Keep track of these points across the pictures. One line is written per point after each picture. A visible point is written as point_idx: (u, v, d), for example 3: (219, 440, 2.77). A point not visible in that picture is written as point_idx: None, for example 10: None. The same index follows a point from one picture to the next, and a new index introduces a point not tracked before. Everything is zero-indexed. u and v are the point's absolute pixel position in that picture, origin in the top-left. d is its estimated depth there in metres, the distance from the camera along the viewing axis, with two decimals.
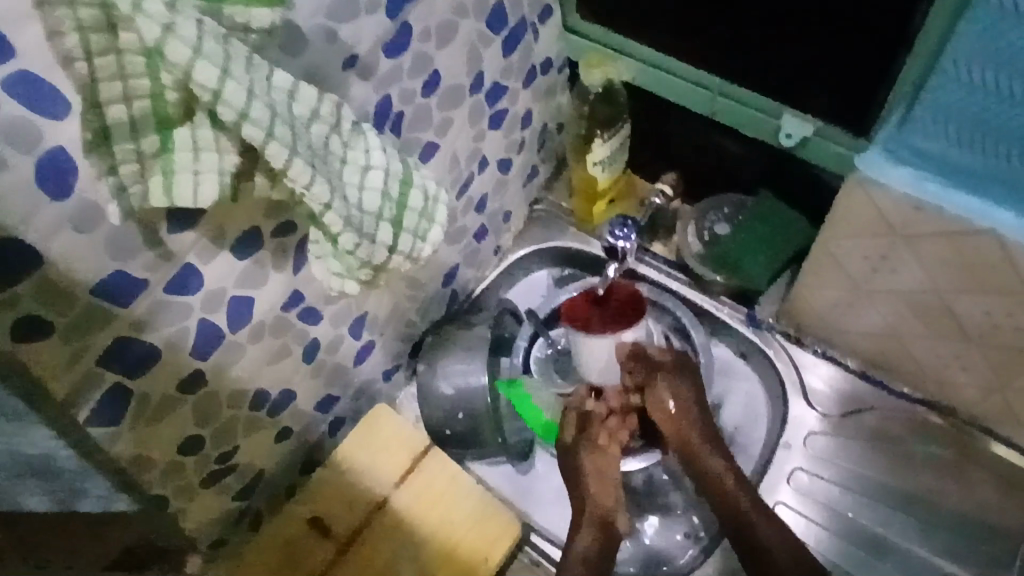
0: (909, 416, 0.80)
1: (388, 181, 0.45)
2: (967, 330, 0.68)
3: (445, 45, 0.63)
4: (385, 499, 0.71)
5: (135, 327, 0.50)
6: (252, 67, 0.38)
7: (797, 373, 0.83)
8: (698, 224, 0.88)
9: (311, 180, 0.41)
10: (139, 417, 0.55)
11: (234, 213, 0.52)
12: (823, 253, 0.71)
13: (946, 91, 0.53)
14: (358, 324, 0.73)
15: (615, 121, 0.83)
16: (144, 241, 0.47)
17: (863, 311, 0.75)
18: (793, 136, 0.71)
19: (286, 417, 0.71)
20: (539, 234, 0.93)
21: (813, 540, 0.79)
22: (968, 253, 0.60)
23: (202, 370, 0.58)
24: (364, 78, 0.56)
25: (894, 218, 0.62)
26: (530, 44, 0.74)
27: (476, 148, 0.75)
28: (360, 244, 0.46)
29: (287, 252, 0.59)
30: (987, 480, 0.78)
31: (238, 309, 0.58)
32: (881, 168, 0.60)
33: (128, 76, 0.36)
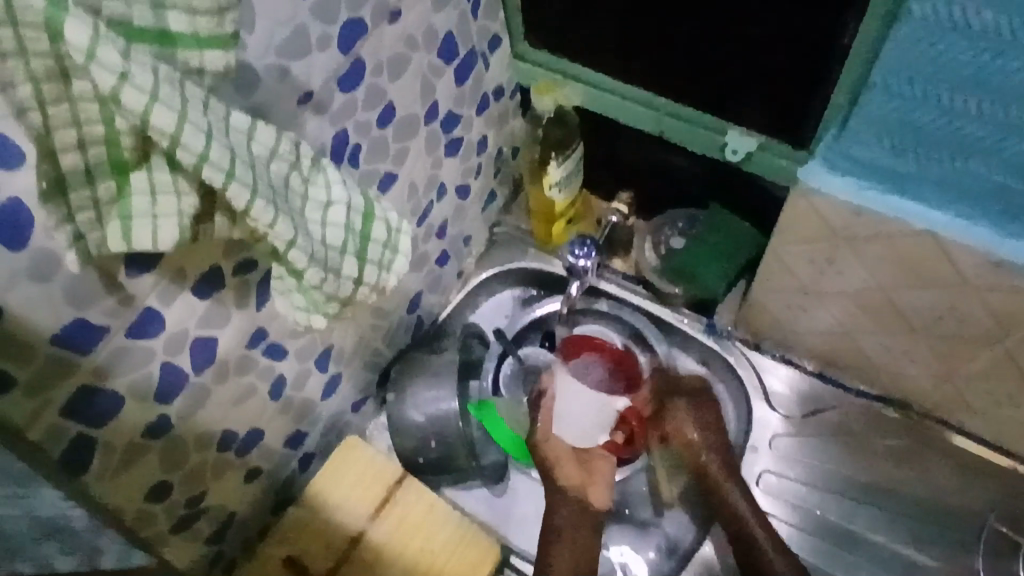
0: (866, 410, 0.84)
1: (350, 215, 0.46)
2: (914, 326, 0.71)
3: (397, 78, 0.64)
4: (362, 532, 0.70)
5: (98, 374, 0.50)
6: (209, 110, 0.39)
7: (757, 378, 0.86)
8: (654, 239, 0.91)
9: (274, 219, 0.42)
10: (104, 466, 0.53)
11: (194, 254, 0.51)
12: (773, 260, 0.74)
13: (879, 102, 0.56)
14: (324, 356, 0.72)
15: (568, 142, 0.84)
16: (103, 288, 0.46)
17: (816, 313, 0.78)
18: (738, 151, 0.75)
19: (256, 456, 0.70)
20: (500, 257, 0.94)
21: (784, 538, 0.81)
22: (908, 253, 0.64)
23: (167, 414, 0.57)
24: (319, 113, 0.57)
25: (836, 223, 0.65)
26: (480, 73, 0.75)
27: (433, 175, 0.76)
28: (326, 278, 0.47)
29: (250, 289, 0.58)
30: (943, 466, 0.81)
31: (202, 350, 0.57)
32: (822, 178, 0.63)
33: (82, 122, 0.37)
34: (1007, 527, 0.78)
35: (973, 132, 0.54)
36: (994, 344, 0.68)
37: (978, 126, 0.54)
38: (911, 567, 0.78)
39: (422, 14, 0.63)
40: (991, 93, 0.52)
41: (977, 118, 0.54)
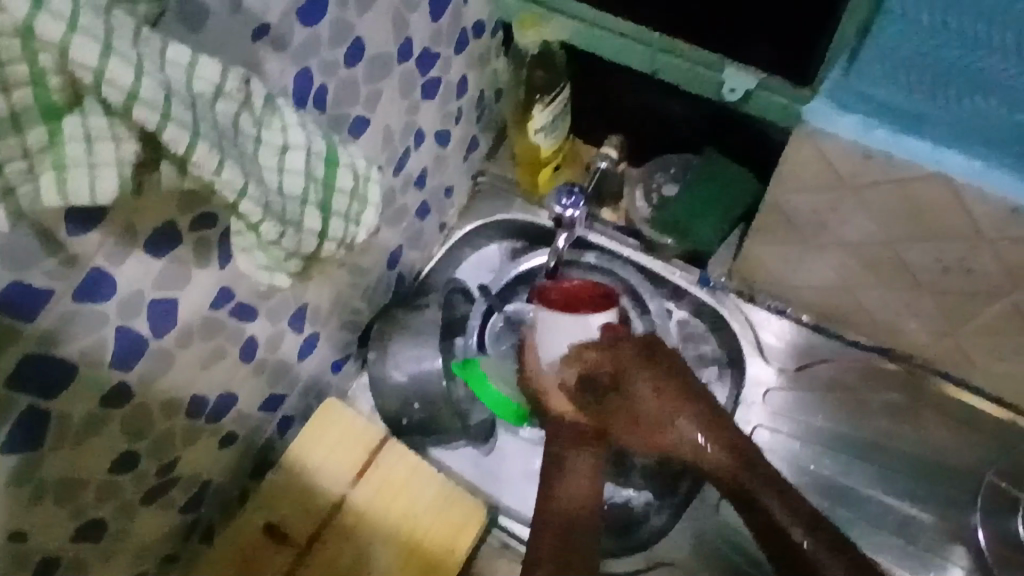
0: (863, 363, 0.81)
1: (310, 161, 0.41)
2: (918, 277, 0.68)
3: (366, 11, 0.58)
4: (344, 498, 0.67)
5: (45, 342, 0.45)
6: (142, 42, 0.34)
7: (751, 330, 0.82)
8: (646, 187, 0.87)
9: (220, 165, 0.37)
10: (61, 438, 0.50)
11: (145, 208, 0.47)
12: (772, 208, 0.70)
13: (895, 32, 0.51)
14: (299, 316, 0.68)
15: (555, 84, 0.80)
16: (43, 247, 0.42)
17: (814, 264, 0.74)
18: (736, 91, 0.70)
19: (229, 422, 0.67)
20: (485, 208, 0.89)
21: None
22: (915, 200, 0.60)
23: (128, 381, 0.53)
24: (279, 50, 0.51)
25: (842, 167, 0.61)
26: (458, 7, 0.69)
27: (410, 121, 0.71)
28: (285, 233, 0.43)
29: (211, 246, 0.54)
30: (941, 420, 0.79)
31: (162, 313, 0.53)
32: (828, 119, 0.58)
33: (4, 63, 0.32)
34: (1002, 482, 0.77)
35: (996, 66, 0.50)
36: (1001, 295, 0.65)
37: (1002, 59, 0.50)
38: (904, 521, 0.77)
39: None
40: (1019, 22, 0.47)
41: (1001, 50, 0.49)
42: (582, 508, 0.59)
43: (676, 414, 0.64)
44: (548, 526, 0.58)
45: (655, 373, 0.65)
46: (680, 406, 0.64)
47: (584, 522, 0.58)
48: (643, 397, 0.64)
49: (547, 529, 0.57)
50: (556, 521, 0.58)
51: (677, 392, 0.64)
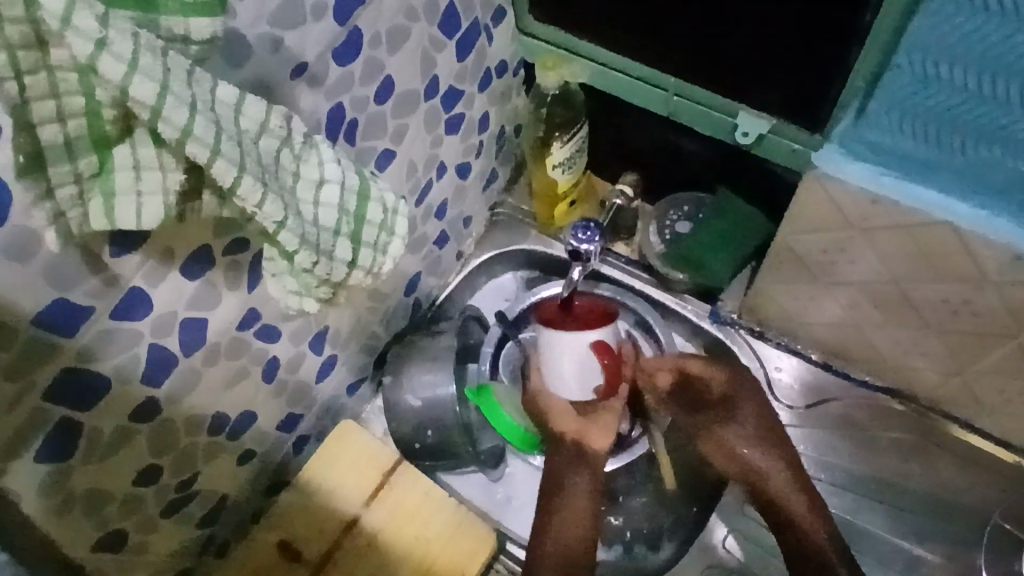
0: (871, 403, 0.82)
1: (344, 194, 0.44)
2: (926, 318, 0.69)
3: (397, 51, 0.61)
4: (357, 518, 0.68)
5: (82, 357, 0.48)
6: (194, 81, 0.37)
7: (761, 366, 0.84)
8: (659, 224, 0.88)
9: (262, 199, 0.39)
10: (90, 451, 0.52)
11: (182, 233, 0.49)
12: (782, 247, 0.72)
13: (902, 86, 0.54)
14: (320, 339, 0.70)
15: (573, 123, 0.82)
16: (87, 268, 0.44)
17: (823, 302, 0.76)
18: (749, 134, 0.73)
19: (248, 440, 0.68)
20: (501, 238, 0.91)
21: None
22: (923, 245, 0.61)
23: (156, 398, 0.55)
24: (314, 87, 0.54)
25: (852, 213, 0.63)
26: (483, 48, 0.73)
27: (433, 154, 0.74)
28: (318, 262, 0.45)
29: (241, 269, 0.56)
30: (945, 459, 0.80)
31: (192, 332, 0.55)
32: (839, 164, 0.60)
33: (61, 94, 0.34)
34: (1009, 524, 0.77)
35: (1000, 120, 0.52)
36: (1008, 339, 0.66)
37: (1006, 114, 0.52)
38: (910, 561, 0.77)
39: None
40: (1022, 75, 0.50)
41: (1005, 103, 0.51)
42: (586, 508, 0.72)
43: (750, 444, 0.77)
44: (565, 538, 0.70)
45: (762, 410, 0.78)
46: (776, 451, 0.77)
47: (588, 510, 0.73)
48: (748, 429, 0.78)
49: (564, 544, 0.70)
50: (557, 536, 0.70)
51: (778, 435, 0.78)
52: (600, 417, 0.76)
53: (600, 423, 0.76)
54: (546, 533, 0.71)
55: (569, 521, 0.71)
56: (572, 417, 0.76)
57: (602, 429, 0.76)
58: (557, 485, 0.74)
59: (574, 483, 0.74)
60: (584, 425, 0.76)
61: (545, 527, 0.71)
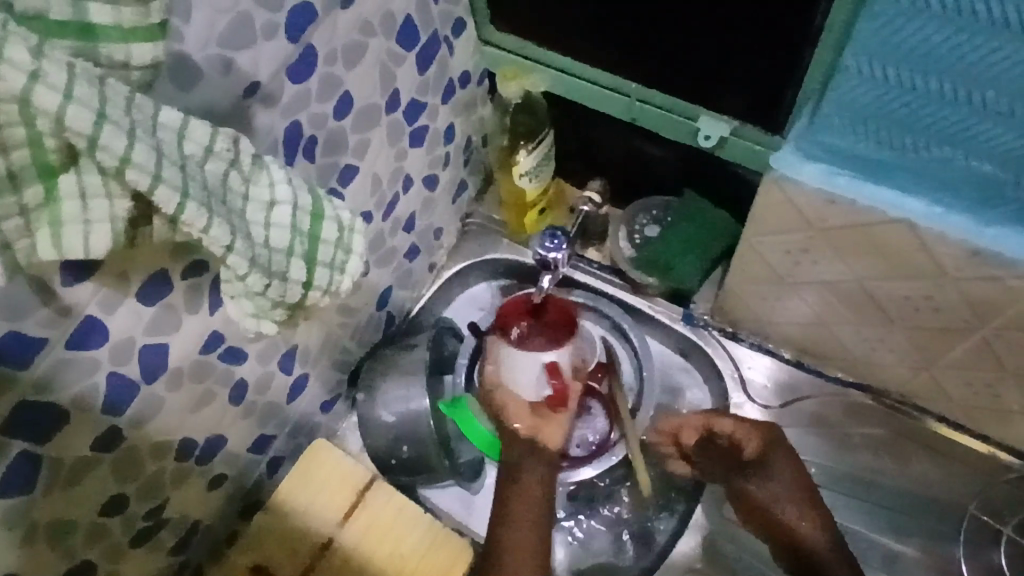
0: (845, 399, 0.82)
1: (296, 215, 0.43)
2: (892, 315, 0.70)
3: (354, 66, 0.61)
4: (331, 538, 0.68)
5: (38, 388, 0.47)
6: (134, 107, 0.36)
7: (733, 367, 0.84)
8: (629, 228, 0.88)
9: (208, 223, 0.39)
10: (52, 483, 0.51)
11: (137, 258, 0.48)
12: (748, 249, 0.72)
13: (851, 87, 0.55)
14: (289, 357, 0.70)
15: (537, 131, 0.82)
16: (38, 298, 0.44)
17: (792, 302, 0.76)
18: (711, 138, 0.73)
19: (218, 463, 0.67)
20: (472, 248, 0.91)
21: None
22: (883, 243, 0.62)
23: (119, 425, 0.54)
24: (268, 105, 0.54)
25: (811, 213, 0.63)
26: (444, 59, 0.73)
27: (398, 167, 0.73)
28: (270, 284, 0.45)
29: (201, 292, 0.55)
30: (918, 453, 0.81)
31: (153, 357, 0.55)
32: (796, 167, 0.61)
33: (2, 126, 0.34)
34: (984, 515, 0.78)
35: (948, 117, 0.53)
36: (973, 332, 0.66)
37: (952, 110, 0.52)
38: (888, 556, 0.78)
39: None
40: (966, 74, 0.50)
41: (952, 101, 0.52)
42: (540, 499, 0.74)
43: (760, 488, 0.76)
44: (519, 535, 0.71)
45: (789, 462, 0.76)
46: (802, 503, 0.75)
47: (540, 496, 0.74)
48: (778, 480, 0.76)
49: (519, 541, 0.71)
50: (513, 535, 0.71)
51: (805, 488, 0.75)
52: (547, 417, 0.78)
53: (546, 421, 0.78)
54: (502, 535, 0.71)
55: (521, 519, 0.72)
56: (526, 413, 0.78)
57: (549, 427, 0.78)
58: (514, 478, 0.75)
59: (529, 480, 0.75)
60: (537, 421, 0.78)
61: (500, 525, 0.72)
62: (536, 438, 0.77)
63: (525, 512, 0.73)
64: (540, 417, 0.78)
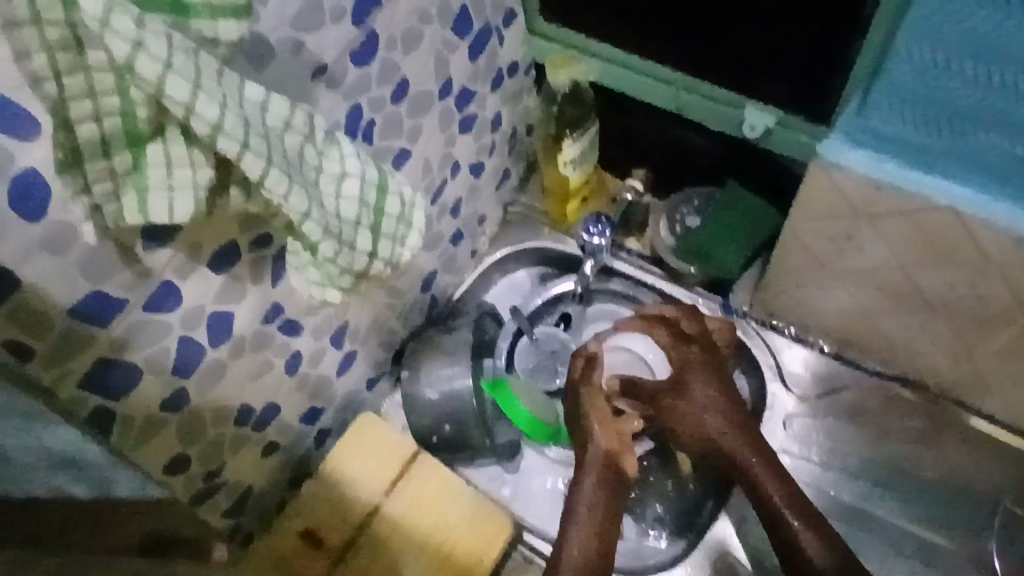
0: (882, 390, 0.83)
1: (364, 188, 0.46)
2: (934, 304, 0.70)
3: (411, 52, 0.63)
4: (377, 508, 0.70)
5: (115, 347, 0.50)
6: (223, 80, 0.39)
7: (772, 357, 0.85)
8: (669, 218, 0.89)
9: (288, 190, 0.42)
10: (123, 438, 0.54)
11: (210, 228, 0.51)
12: (790, 237, 0.73)
13: (901, 75, 0.55)
14: (339, 334, 0.73)
15: (583, 121, 0.84)
16: (121, 261, 0.47)
17: (833, 292, 0.77)
18: (756, 127, 0.74)
19: (272, 432, 0.70)
20: (514, 236, 0.93)
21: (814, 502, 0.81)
22: (927, 230, 0.63)
23: (185, 388, 0.57)
24: (333, 87, 0.56)
25: (857, 199, 0.64)
26: (494, 48, 0.75)
27: (447, 153, 0.76)
28: (340, 252, 0.47)
29: (265, 265, 0.58)
30: (956, 445, 0.81)
31: (219, 324, 0.57)
32: (841, 152, 0.62)
33: (99, 94, 0.36)
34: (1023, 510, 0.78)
35: (994, 104, 0.54)
36: (1015, 321, 0.67)
37: (999, 97, 0.53)
38: (927, 549, 0.78)
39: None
40: (1003, 58, 0.51)
41: (1005, 89, 0.53)
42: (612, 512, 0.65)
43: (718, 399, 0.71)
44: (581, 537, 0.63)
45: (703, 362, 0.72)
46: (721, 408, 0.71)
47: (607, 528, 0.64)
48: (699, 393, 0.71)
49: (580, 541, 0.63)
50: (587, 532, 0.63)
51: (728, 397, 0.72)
52: (679, 402, 0.72)
53: (676, 406, 0.72)
54: (570, 524, 0.64)
55: (595, 517, 0.64)
56: (612, 431, 0.69)
57: (685, 410, 0.71)
58: (574, 487, 0.66)
59: (592, 490, 0.65)
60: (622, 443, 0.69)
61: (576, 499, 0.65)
62: (616, 462, 0.67)
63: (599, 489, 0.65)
64: (668, 407, 0.72)
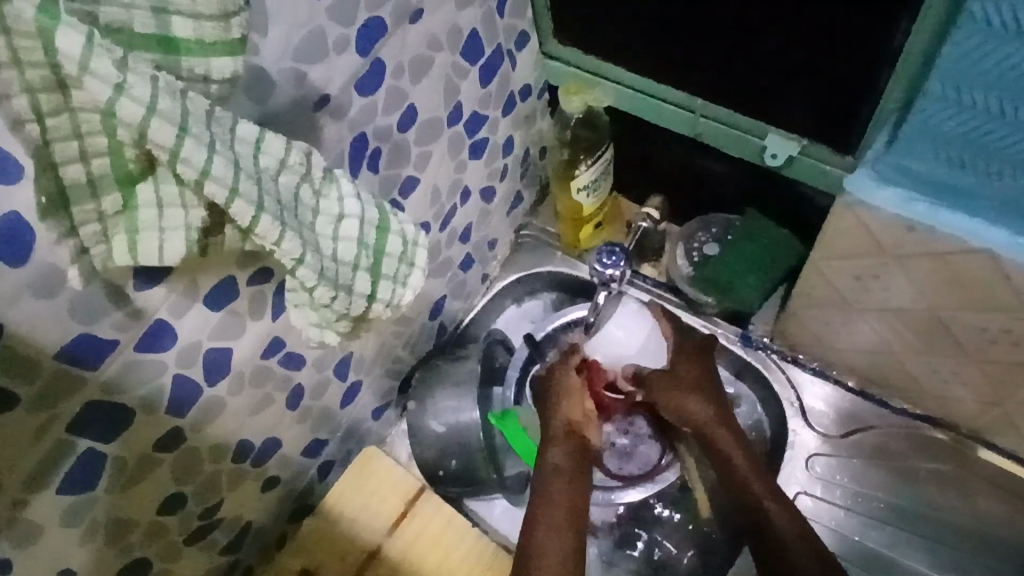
0: (910, 431, 0.79)
1: (363, 229, 0.43)
2: (966, 346, 0.67)
3: (420, 80, 0.61)
4: (379, 547, 0.68)
5: (107, 389, 0.48)
6: (213, 121, 0.37)
7: (795, 394, 0.81)
8: (686, 245, 0.87)
9: (281, 236, 0.40)
10: (116, 480, 0.52)
11: (205, 266, 0.49)
12: (813, 272, 0.70)
13: (937, 112, 0.52)
14: (344, 364, 0.71)
15: (598, 145, 0.81)
16: (111, 303, 0.45)
17: (857, 329, 0.73)
18: (778, 156, 0.71)
19: (273, 466, 0.68)
20: (526, 260, 0.91)
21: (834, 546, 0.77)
22: (960, 272, 0.59)
23: (182, 426, 0.56)
24: (337, 118, 0.54)
25: (883, 237, 0.61)
26: (506, 73, 0.72)
27: (457, 179, 0.74)
28: (337, 296, 0.45)
29: (265, 299, 0.56)
30: (986, 491, 0.77)
31: (217, 361, 0.56)
32: (870, 190, 0.58)
33: (83, 135, 0.34)
34: None
35: None
36: None
37: None
38: None
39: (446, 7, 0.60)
40: None
41: None
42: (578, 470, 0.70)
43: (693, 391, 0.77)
44: (557, 494, 0.67)
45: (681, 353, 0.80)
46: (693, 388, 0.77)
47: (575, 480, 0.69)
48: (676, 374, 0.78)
49: (556, 499, 0.67)
50: (555, 483, 0.68)
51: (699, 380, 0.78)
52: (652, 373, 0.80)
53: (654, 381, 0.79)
54: (541, 477, 0.69)
55: (561, 473, 0.69)
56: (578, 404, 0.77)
57: (662, 385, 0.78)
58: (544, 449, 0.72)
59: (559, 451, 0.72)
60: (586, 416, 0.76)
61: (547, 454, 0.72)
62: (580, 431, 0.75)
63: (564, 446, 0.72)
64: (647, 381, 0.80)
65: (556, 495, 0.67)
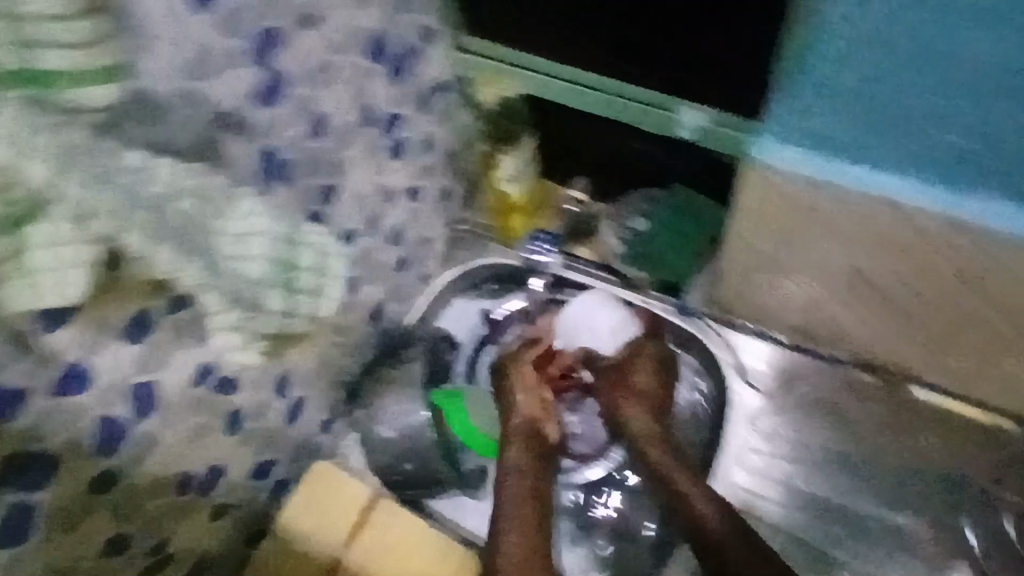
0: (846, 379, 0.82)
1: (258, 241, 0.51)
2: (881, 290, 0.72)
3: (327, 84, 0.60)
4: (340, 560, 0.67)
5: (26, 438, 0.46)
6: (95, 152, 0.42)
7: (732, 354, 0.82)
8: (617, 225, 0.90)
9: (160, 251, 0.46)
10: (50, 534, 0.51)
11: (112, 300, 0.48)
12: (734, 237, 0.74)
13: (822, 70, 0.58)
14: (282, 382, 0.69)
15: (517, 136, 0.86)
16: (15, 350, 0.43)
17: (786, 288, 0.77)
18: (690, 128, 0.72)
19: (222, 494, 0.67)
20: (465, 255, 0.90)
21: (784, 496, 0.78)
22: (858, 218, 0.66)
23: (114, 468, 0.54)
24: (239, 132, 0.52)
25: (790, 195, 0.66)
26: (417, 70, 0.72)
27: (379, 182, 0.73)
28: (236, 306, 0.52)
29: (184, 330, 0.54)
30: (927, 427, 0.80)
31: (144, 396, 0.54)
32: (773, 149, 0.64)
33: None
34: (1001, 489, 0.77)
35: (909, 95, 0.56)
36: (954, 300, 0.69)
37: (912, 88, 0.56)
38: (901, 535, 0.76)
39: (347, 13, 0.59)
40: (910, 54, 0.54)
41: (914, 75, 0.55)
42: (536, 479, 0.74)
43: (639, 404, 0.80)
44: (518, 492, 0.72)
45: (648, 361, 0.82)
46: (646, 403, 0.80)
47: (533, 489, 0.73)
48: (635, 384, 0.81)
49: (517, 496, 0.72)
50: (517, 492, 0.72)
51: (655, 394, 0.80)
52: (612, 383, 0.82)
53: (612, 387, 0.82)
54: (507, 484, 0.73)
55: (521, 484, 0.73)
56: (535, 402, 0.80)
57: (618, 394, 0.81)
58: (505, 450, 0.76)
59: (518, 456, 0.75)
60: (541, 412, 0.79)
61: (505, 453, 0.76)
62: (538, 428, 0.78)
63: (519, 442, 0.76)
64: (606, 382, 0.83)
65: (517, 504, 0.71)
